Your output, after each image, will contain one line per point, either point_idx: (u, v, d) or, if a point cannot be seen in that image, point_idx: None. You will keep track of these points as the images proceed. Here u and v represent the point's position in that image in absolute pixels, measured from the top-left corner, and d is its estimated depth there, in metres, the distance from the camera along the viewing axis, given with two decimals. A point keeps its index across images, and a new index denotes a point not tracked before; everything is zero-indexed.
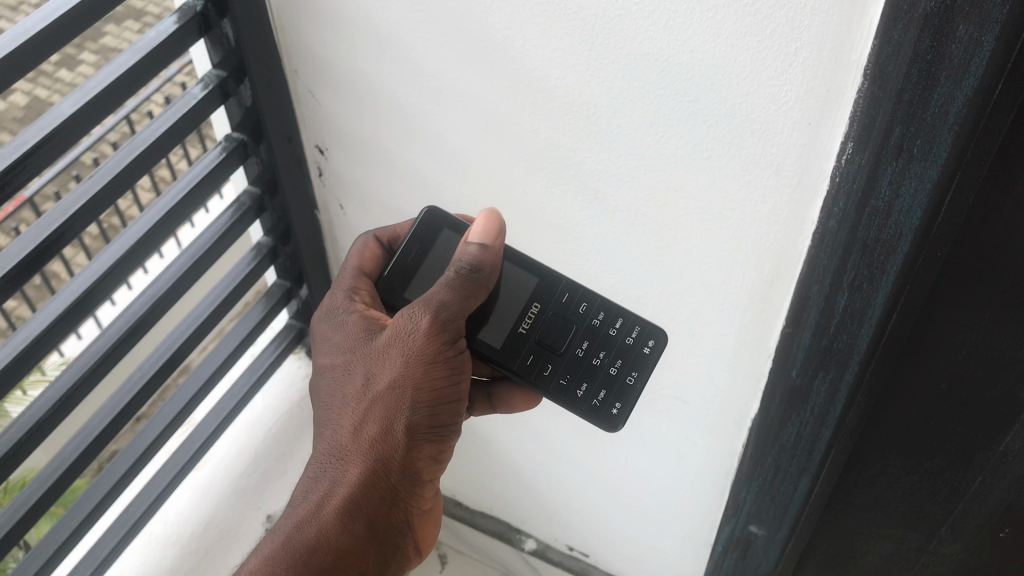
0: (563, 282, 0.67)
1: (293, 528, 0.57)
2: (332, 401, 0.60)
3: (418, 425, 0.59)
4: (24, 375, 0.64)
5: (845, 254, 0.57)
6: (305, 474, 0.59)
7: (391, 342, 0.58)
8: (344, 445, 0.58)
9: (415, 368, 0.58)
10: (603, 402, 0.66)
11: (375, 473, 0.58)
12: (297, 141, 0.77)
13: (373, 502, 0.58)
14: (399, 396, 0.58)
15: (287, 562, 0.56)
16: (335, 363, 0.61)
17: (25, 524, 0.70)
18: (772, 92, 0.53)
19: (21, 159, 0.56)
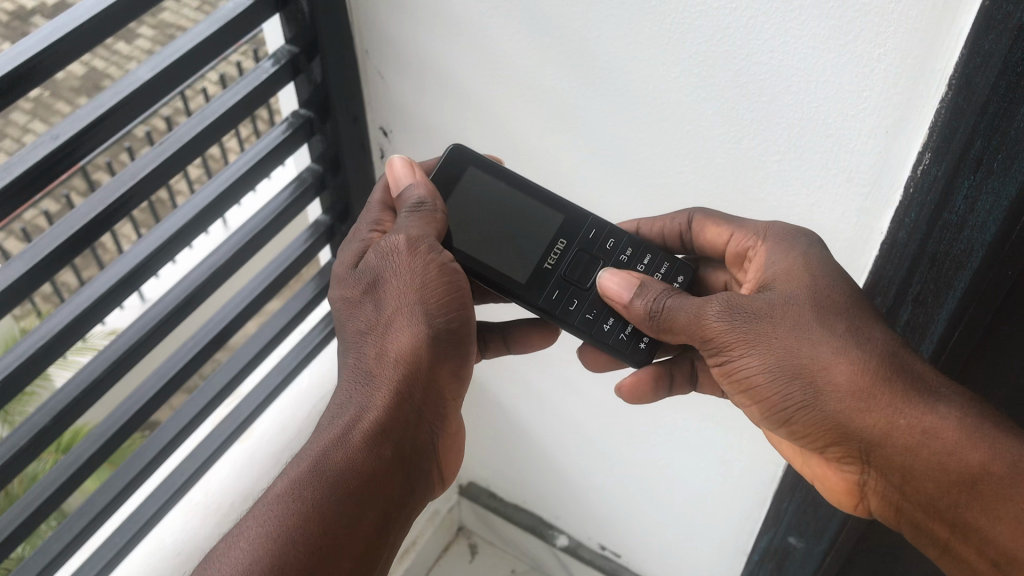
0: (589, 219, 0.64)
1: (320, 453, 0.52)
2: (349, 331, 0.57)
3: (436, 340, 0.56)
4: (84, 333, 0.66)
5: (913, 266, 0.57)
6: (331, 405, 0.55)
7: (384, 262, 0.57)
8: (367, 367, 0.55)
9: (418, 281, 0.56)
10: (630, 336, 0.64)
11: (401, 394, 0.55)
12: (362, 121, 0.77)
13: (398, 425, 0.54)
14: (411, 312, 0.56)
15: (317, 487, 0.50)
16: (341, 295, 0.59)
17: (74, 482, 0.71)
18: (851, 97, 0.53)
19: (96, 123, 0.57)
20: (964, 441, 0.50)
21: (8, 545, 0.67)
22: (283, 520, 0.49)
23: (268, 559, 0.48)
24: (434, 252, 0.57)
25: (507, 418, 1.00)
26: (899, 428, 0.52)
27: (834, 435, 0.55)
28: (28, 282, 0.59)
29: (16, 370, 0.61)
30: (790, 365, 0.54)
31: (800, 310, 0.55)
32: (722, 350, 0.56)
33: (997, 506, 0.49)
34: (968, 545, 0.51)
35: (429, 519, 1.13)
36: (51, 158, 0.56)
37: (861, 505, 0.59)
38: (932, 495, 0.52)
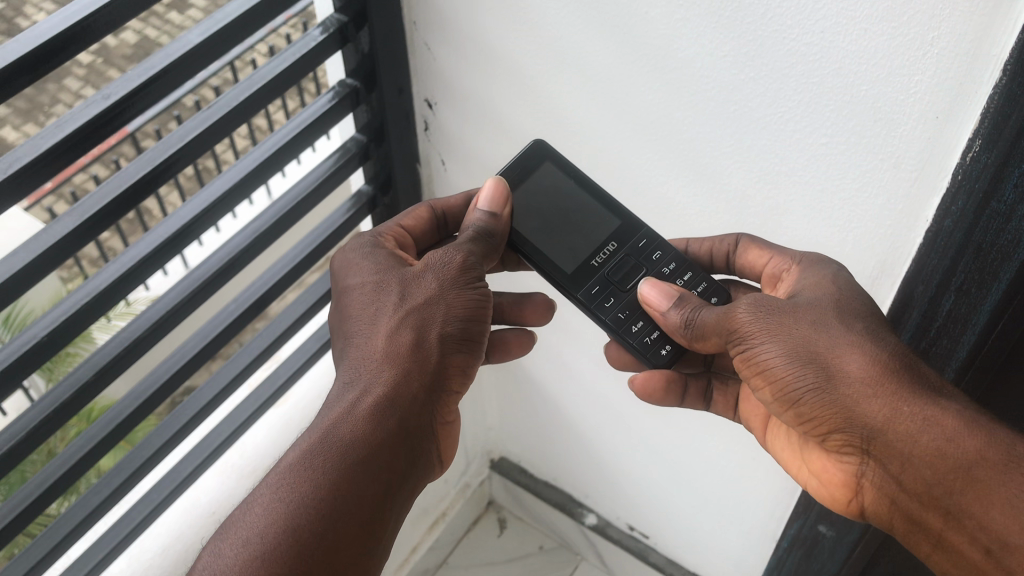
0: (643, 229, 0.66)
1: (330, 427, 0.53)
2: (362, 314, 0.59)
3: (451, 338, 0.58)
4: (127, 294, 0.67)
5: (958, 255, 0.56)
6: (339, 383, 0.57)
7: (426, 268, 0.60)
8: (377, 351, 0.57)
9: (448, 291, 0.59)
10: (653, 342, 0.65)
11: (410, 375, 0.56)
12: (408, 93, 0.78)
13: (406, 406, 0.56)
14: (433, 310, 0.58)
15: (323, 455, 0.52)
16: (367, 281, 0.60)
17: (114, 438, 0.72)
18: (902, 81, 0.52)
19: (147, 84, 0.58)
20: (962, 429, 0.51)
21: (50, 495, 0.69)
22: (291, 489, 0.51)
23: (277, 522, 0.50)
24: (476, 282, 0.60)
25: (540, 395, 1.00)
26: (902, 414, 0.52)
27: (835, 426, 0.55)
28: (74, 239, 0.61)
29: (60, 325, 0.63)
30: (805, 354, 0.55)
31: (823, 311, 0.56)
32: (744, 340, 0.56)
33: (990, 493, 0.50)
34: (961, 533, 0.51)
35: (460, 492, 1.14)
36: (102, 117, 0.57)
37: (854, 501, 0.59)
38: (928, 483, 0.52)
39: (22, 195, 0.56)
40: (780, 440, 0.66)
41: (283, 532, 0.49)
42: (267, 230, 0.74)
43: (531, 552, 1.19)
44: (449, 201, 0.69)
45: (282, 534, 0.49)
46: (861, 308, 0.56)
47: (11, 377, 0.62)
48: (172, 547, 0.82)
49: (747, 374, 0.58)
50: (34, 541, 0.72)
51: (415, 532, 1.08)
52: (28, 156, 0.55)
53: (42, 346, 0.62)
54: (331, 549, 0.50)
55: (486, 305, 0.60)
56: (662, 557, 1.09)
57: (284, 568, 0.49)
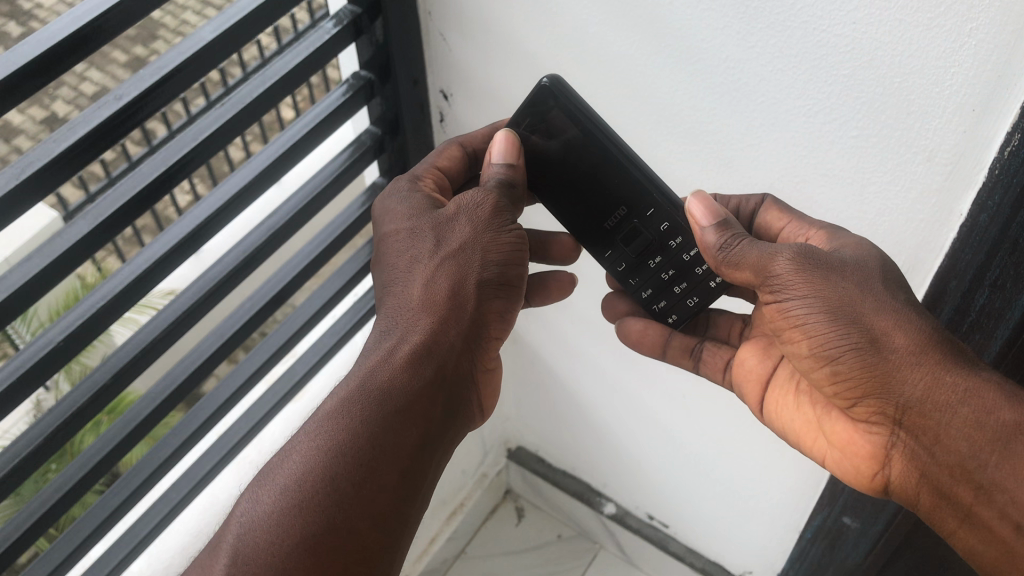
0: (652, 196, 0.62)
1: (368, 374, 0.55)
2: (400, 261, 0.61)
3: (487, 283, 0.60)
4: (147, 292, 0.66)
5: (993, 249, 0.54)
6: (376, 332, 0.59)
7: (458, 211, 0.61)
8: (414, 298, 0.59)
9: (483, 235, 0.60)
10: (661, 309, 0.69)
11: (444, 326, 0.58)
12: (422, 84, 0.76)
13: (438, 355, 0.57)
14: (468, 256, 0.60)
15: (362, 403, 0.54)
16: (401, 227, 0.62)
17: (132, 440, 0.72)
18: (937, 74, 0.50)
19: (159, 83, 0.56)
20: (1002, 402, 0.51)
21: (69, 499, 0.68)
22: (331, 436, 0.53)
23: (318, 466, 0.52)
24: (508, 224, 0.61)
25: (559, 386, 0.99)
26: (943, 383, 0.52)
27: (871, 391, 0.54)
28: (89, 242, 0.60)
29: (75, 330, 0.62)
30: (850, 312, 0.53)
31: (868, 270, 0.54)
32: (782, 288, 0.55)
33: (1022, 466, 0.50)
34: (991, 508, 0.52)
35: (477, 482, 1.14)
36: (115, 119, 0.56)
37: (879, 474, 0.58)
38: (963, 454, 0.52)
39: (34, 200, 0.55)
40: (786, 411, 0.65)
41: (324, 480, 0.52)
42: (283, 226, 0.73)
43: (549, 541, 1.19)
44: (476, 136, 0.68)
45: (322, 481, 0.52)
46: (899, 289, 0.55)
47: (28, 383, 0.61)
48: (192, 545, 0.82)
49: (779, 321, 0.56)
50: (54, 543, 0.71)
51: (433, 523, 1.08)
52: (40, 161, 0.53)
53: (59, 350, 0.61)
54: (370, 496, 0.52)
55: (522, 249, 0.61)
56: (682, 545, 1.08)
57: (324, 514, 0.51)
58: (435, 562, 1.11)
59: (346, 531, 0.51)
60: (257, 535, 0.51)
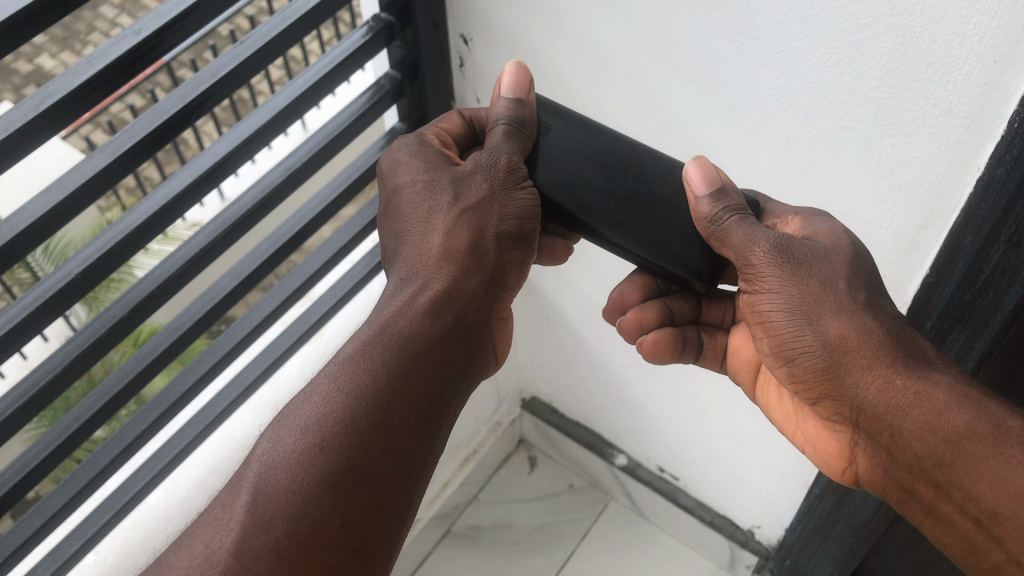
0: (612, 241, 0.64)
1: (389, 318, 0.56)
2: (416, 213, 0.60)
3: (504, 236, 0.60)
4: (165, 228, 0.67)
5: (1010, 205, 0.54)
6: (396, 279, 0.59)
7: (475, 167, 0.60)
8: (434, 249, 0.58)
9: (500, 191, 0.60)
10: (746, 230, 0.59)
11: (469, 272, 0.58)
12: (443, 28, 0.76)
13: (464, 296, 0.58)
14: (489, 209, 0.59)
15: (369, 381, 0.53)
16: (419, 178, 0.60)
17: (150, 374, 0.73)
18: (960, 22, 0.49)
19: (178, 19, 0.57)
20: (952, 403, 0.51)
21: (88, 427, 0.70)
22: (345, 386, 0.53)
23: (340, 409, 0.52)
24: (524, 180, 0.60)
25: (573, 336, 1.00)
26: (893, 386, 0.53)
27: (827, 392, 0.56)
28: (107, 174, 0.60)
29: (94, 263, 0.63)
30: (808, 313, 0.55)
31: (836, 265, 0.54)
32: (755, 279, 0.56)
33: (977, 468, 0.50)
34: (952, 504, 0.52)
35: (491, 430, 1.16)
36: (133, 53, 0.56)
37: (849, 469, 0.60)
38: (918, 455, 0.53)
39: (50, 133, 0.55)
40: (771, 398, 0.66)
41: (343, 421, 0.52)
42: (301, 166, 0.74)
43: (560, 491, 1.21)
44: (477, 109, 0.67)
45: (341, 423, 0.52)
46: (865, 278, 0.55)
47: (45, 314, 0.62)
48: (207, 478, 0.85)
49: (750, 317, 0.58)
50: (71, 473, 0.74)
51: (446, 469, 1.10)
52: (58, 93, 0.54)
53: (78, 282, 0.62)
54: (389, 440, 0.53)
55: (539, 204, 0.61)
56: (691, 498, 1.09)
57: (346, 453, 0.52)
58: (448, 507, 1.14)
59: (368, 473, 0.52)
60: (278, 473, 0.51)
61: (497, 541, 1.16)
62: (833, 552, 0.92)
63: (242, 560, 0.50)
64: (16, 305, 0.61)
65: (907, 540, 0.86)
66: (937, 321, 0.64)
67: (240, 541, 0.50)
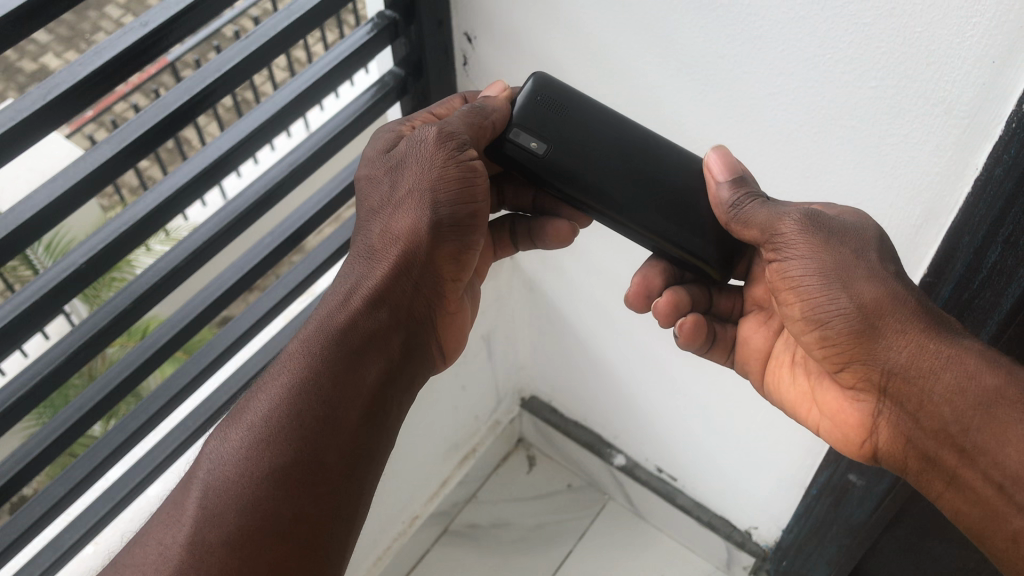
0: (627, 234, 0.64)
1: (325, 316, 0.56)
2: (364, 208, 0.61)
3: (440, 224, 0.58)
4: (167, 220, 0.68)
5: (1007, 204, 0.54)
6: (337, 275, 0.59)
7: (406, 151, 0.59)
8: (373, 244, 0.59)
9: (430, 172, 0.58)
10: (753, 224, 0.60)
11: (402, 267, 0.58)
12: (447, 27, 0.77)
13: (398, 291, 0.58)
14: (418, 196, 0.58)
15: (320, 370, 0.54)
16: (365, 175, 0.62)
17: (151, 366, 0.73)
18: (959, 22, 0.50)
19: (184, 12, 0.58)
20: (982, 367, 0.52)
21: (88, 418, 0.70)
22: (291, 378, 0.54)
23: (285, 403, 0.53)
24: (458, 153, 0.58)
25: (572, 335, 1.00)
26: (926, 349, 0.53)
27: (857, 358, 0.56)
28: (112, 166, 0.61)
29: (97, 253, 0.63)
30: (841, 278, 0.55)
31: (866, 240, 0.55)
32: (784, 248, 0.56)
33: (1005, 431, 0.51)
34: (975, 471, 0.52)
35: (489, 429, 1.16)
36: (139, 46, 0.57)
37: (867, 441, 0.59)
38: (946, 420, 0.53)
39: (56, 124, 0.56)
40: (783, 381, 0.66)
41: (288, 416, 0.53)
42: (305, 161, 0.74)
43: (559, 490, 1.21)
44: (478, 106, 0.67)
45: (286, 417, 0.53)
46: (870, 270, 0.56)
47: (49, 303, 0.63)
48: None
49: (778, 286, 0.58)
50: (72, 465, 0.74)
51: (445, 467, 1.11)
52: (65, 84, 0.55)
53: (81, 273, 0.63)
54: (334, 430, 0.53)
55: (478, 179, 0.58)
56: (689, 499, 1.09)
57: (292, 447, 0.52)
58: (446, 505, 1.14)
59: (314, 464, 0.52)
60: (225, 470, 0.52)
61: (495, 539, 1.16)
62: (830, 553, 0.92)
63: (194, 557, 0.50)
64: (20, 295, 0.62)
65: (904, 541, 0.87)
66: None
67: (192, 536, 0.51)
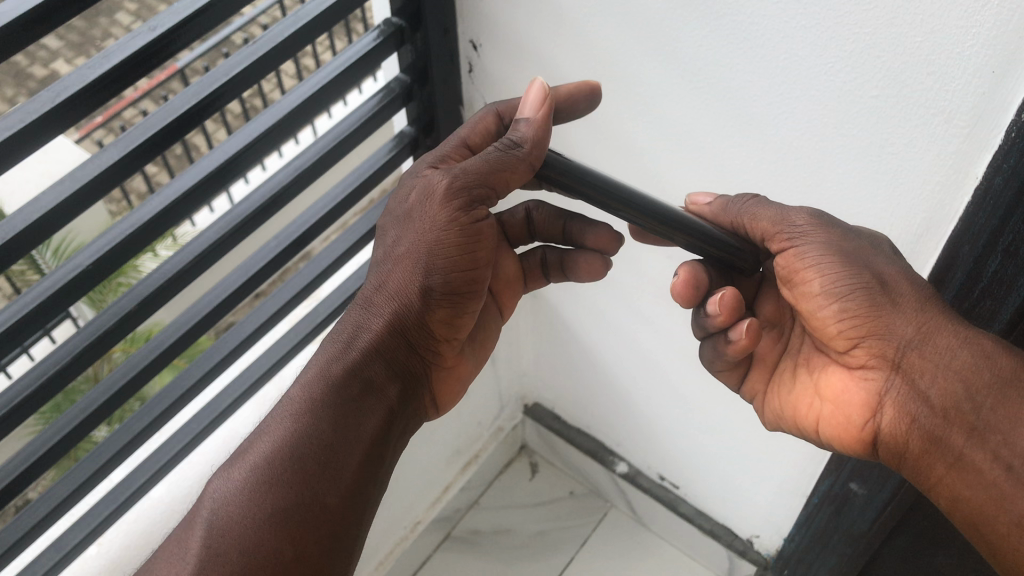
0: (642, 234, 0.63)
1: (326, 363, 0.57)
2: (371, 257, 0.60)
3: (435, 287, 0.58)
4: (173, 224, 0.68)
5: (1007, 214, 0.55)
6: (338, 324, 0.60)
7: (417, 202, 0.57)
8: (371, 294, 0.59)
9: (432, 232, 0.56)
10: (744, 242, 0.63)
11: (399, 322, 0.59)
12: (453, 34, 0.78)
13: (394, 344, 0.60)
14: (419, 258, 0.57)
15: (322, 415, 0.55)
16: (378, 225, 0.61)
17: (156, 367, 0.74)
18: (959, 32, 0.50)
19: (193, 16, 0.58)
20: (994, 347, 0.55)
21: (93, 419, 0.71)
22: (295, 422, 0.55)
23: (285, 447, 0.54)
24: (464, 211, 0.56)
25: (575, 342, 1.01)
26: (942, 326, 0.57)
27: (874, 332, 0.59)
28: (120, 168, 0.61)
29: (104, 255, 0.64)
30: (862, 256, 0.58)
31: (878, 240, 0.59)
32: (804, 233, 0.59)
33: (1017, 409, 0.54)
34: (982, 448, 0.55)
35: (493, 435, 1.17)
36: (148, 49, 0.57)
37: (869, 423, 0.61)
38: (958, 395, 0.56)
39: (66, 126, 0.57)
40: (784, 385, 0.68)
41: (290, 458, 0.54)
42: (310, 166, 0.75)
43: (561, 497, 1.21)
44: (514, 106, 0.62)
45: (289, 460, 0.54)
46: None
47: (55, 304, 0.63)
48: (210, 474, 0.86)
49: (794, 271, 0.61)
50: (75, 466, 0.75)
51: (448, 473, 1.11)
52: (74, 86, 0.55)
53: (88, 273, 0.64)
54: (334, 474, 0.55)
55: (480, 240, 0.57)
56: (691, 507, 1.09)
57: (291, 491, 0.54)
58: (448, 511, 1.14)
59: (314, 508, 0.54)
60: (229, 510, 0.53)
61: (497, 545, 1.16)
62: (831, 562, 0.92)
63: None
64: (27, 295, 0.63)
65: (904, 552, 0.86)
66: None
67: (195, 573, 0.51)
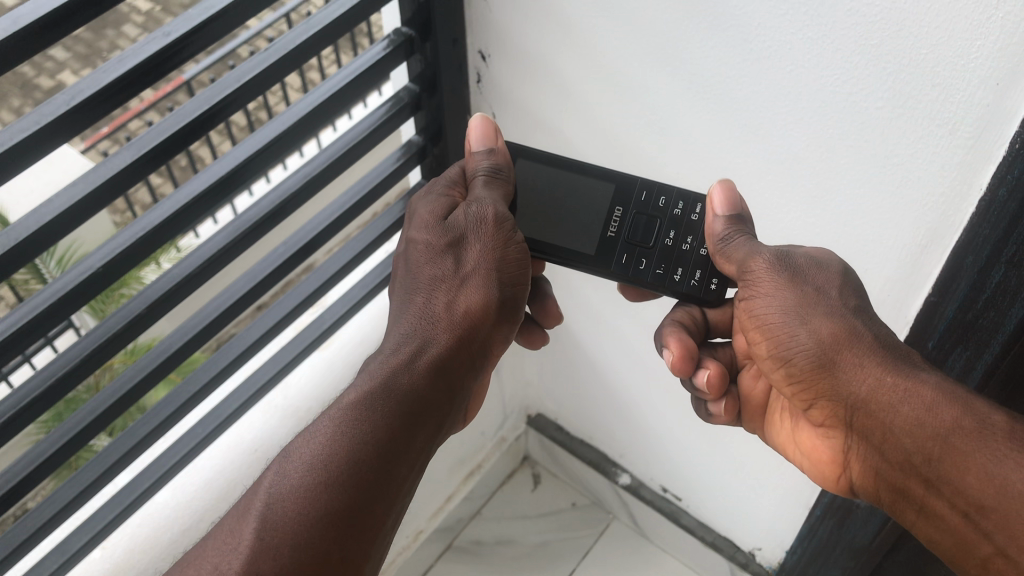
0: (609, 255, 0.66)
1: (388, 369, 0.58)
2: (420, 277, 0.63)
3: (500, 302, 0.63)
4: (182, 229, 0.69)
5: (1010, 226, 0.55)
6: (395, 337, 0.60)
7: (467, 231, 0.63)
8: (437, 311, 0.61)
9: (496, 253, 0.63)
10: (699, 282, 0.66)
11: (463, 336, 0.61)
12: (461, 44, 0.79)
13: (460, 359, 0.61)
14: (487, 278, 0.62)
15: (380, 413, 0.55)
16: (420, 240, 0.64)
17: (163, 371, 0.74)
18: (963, 44, 0.51)
19: (206, 23, 0.59)
20: (939, 399, 0.53)
21: (99, 423, 0.71)
22: (352, 424, 0.55)
23: (334, 443, 0.54)
24: (512, 232, 0.63)
25: (578, 353, 1.01)
26: (882, 382, 0.55)
27: (822, 394, 0.59)
28: (132, 172, 0.62)
29: (114, 258, 0.65)
30: (801, 315, 0.58)
31: (829, 278, 0.58)
32: (753, 289, 0.60)
33: (964, 461, 0.52)
34: (940, 499, 0.53)
35: (496, 445, 1.17)
36: (162, 53, 0.58)
37: (843, 477, 0.62)
38: (907, 451, 0.54)
39: (81, 129, 0.57)
40: (781, 419, 0.69)
41: (348, 458, 0.53)
42: (319, 173, 0.76)
43: (563, 509, 1.21)
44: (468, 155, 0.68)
45: (348, 461, 0.53)
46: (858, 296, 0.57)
47: (66, 305, 0.64)
48: (215, 480, 0.86)
49: (750, 326, 0.62)
50: (80, 469, 0.75)
51: (451, 482, 1.11)
52: (89, 89, 0.56)
53: (98, 276, 0.64)
54: (389, 474, 0.55)
55: (524, 269, 0.65)
56: (693, 519, 1.09)
57: (350, 486, 0.53)
58: (450, 521, 1.14)
59: (368, 508, 0.53)
60: (286, 504, 0.52)
61: (498, 556, 1.16)
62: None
63: None
64: (38, 297, 0.63)
65: (907, 565, 0.86)
66: (938, 343, 0.65)
67: (247, 565, 0.50)
